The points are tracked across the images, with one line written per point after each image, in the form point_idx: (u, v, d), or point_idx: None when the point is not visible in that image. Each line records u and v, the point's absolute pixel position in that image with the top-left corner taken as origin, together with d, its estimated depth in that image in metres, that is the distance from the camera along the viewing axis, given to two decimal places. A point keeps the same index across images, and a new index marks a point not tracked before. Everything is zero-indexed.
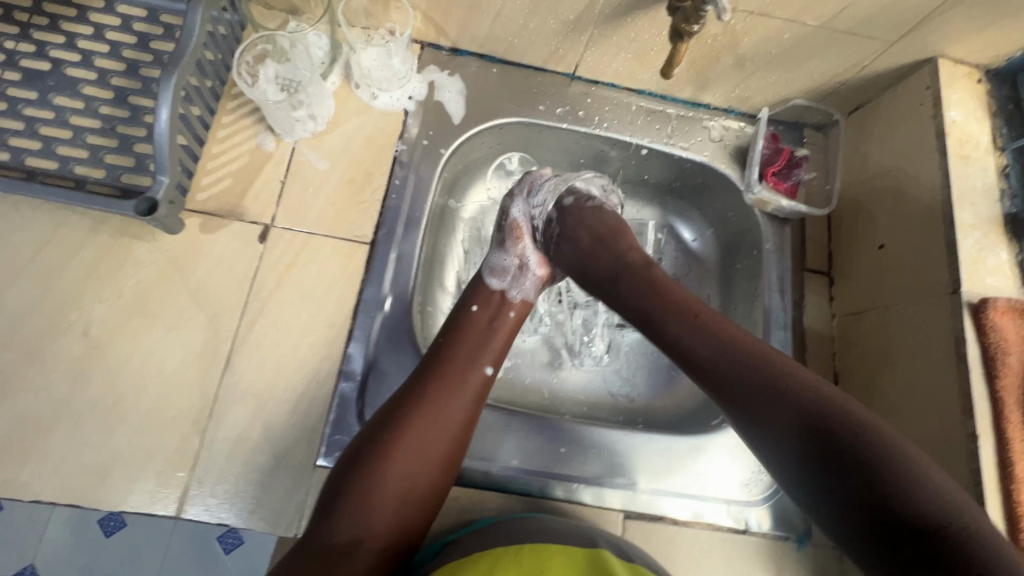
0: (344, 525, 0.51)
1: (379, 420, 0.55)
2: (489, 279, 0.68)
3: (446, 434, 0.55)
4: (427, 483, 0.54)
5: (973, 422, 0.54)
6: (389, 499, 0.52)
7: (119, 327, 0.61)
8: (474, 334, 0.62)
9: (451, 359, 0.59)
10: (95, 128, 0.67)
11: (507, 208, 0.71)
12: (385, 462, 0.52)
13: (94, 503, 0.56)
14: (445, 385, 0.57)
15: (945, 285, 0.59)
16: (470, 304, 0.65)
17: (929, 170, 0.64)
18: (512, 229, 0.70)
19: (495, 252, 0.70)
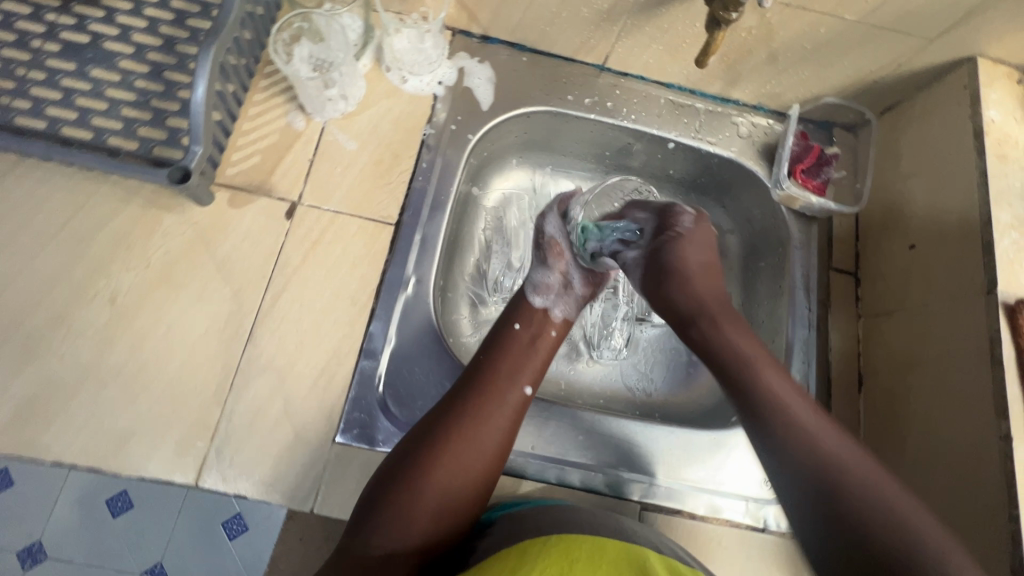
0: (381, 535, 0.52)
1: (420, 433, 0.56)
2: (532, 297, 0.69)
3: (484, 450, 0.56)
4: (464, 499, 0.55)
5: (1007, 424, 0.52)
6: (427, 511, 0.53)
7: (145, 296, 0.61)
8: (515, 351, 0.63)
9: (492, 376, 0.60)
10: (130, 101, 0.68)
11: (541, 227, 0.73)
12: (423, 474, 0.54)
13: (115, 468, 0.56)
14: (486, 402, 0.58)
15: (980, 284, 0.58)
16: (512, 321, 0.67)
17: (966, 169, 0.63)
18: (550, 247, 0.71)
19: (538, 270, 0.71)
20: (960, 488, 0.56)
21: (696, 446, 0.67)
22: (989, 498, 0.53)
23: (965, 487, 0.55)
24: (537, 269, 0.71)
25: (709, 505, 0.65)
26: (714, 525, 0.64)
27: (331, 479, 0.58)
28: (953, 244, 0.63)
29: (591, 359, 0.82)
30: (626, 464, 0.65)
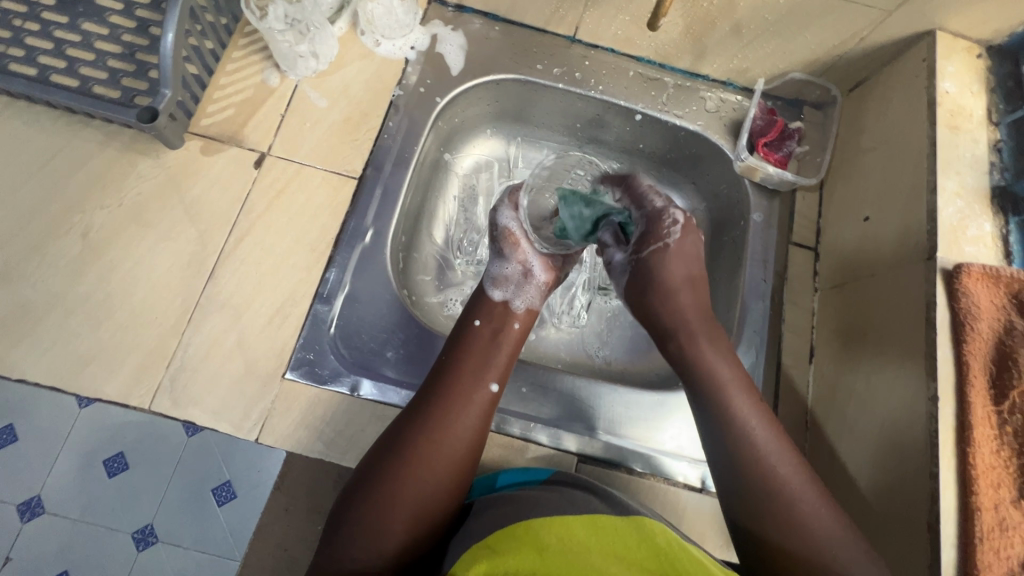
0: (359, 548, 0.51)
1: (389, 444, 0.56)
2: (491, 292, 0.69)
3: (452, 455, 0.56)
4: (437, 512, 0.55)
5: (935, 385, 0.52)
6: (401, 521, 0.53)
7: (116, 232, 0.65)
8: (478, 350, 0.63)
9: (457, 379, 0.59)
10: (116, 52, 0.71)
11: (496, 220, 0.73)
12: (396, 487, 0.53)
13: (76, 388, 0.60)
14: (452, 406, 0.58)
15: (921, 251, 0.58)
16: (473, 320, 0.66)
17: (919, 140, 0.63)
18: (506, 238, 0.72)
19: (495, 263, 0.72)
20: (891, 451, 0.56)
21: (639, 405, 0.68)
22: (914, 458, 0.53)
23: (894, 450, 0.56)
24: (495, 262, 0.72)
25: (648, 461, 0.66)
26: (651, 482, 0.65)
27: (277, 412, 0.61)
28: (901, 215, 0.63)
29: (552, 325, 0.84)
30: (568, 418, 0.67)
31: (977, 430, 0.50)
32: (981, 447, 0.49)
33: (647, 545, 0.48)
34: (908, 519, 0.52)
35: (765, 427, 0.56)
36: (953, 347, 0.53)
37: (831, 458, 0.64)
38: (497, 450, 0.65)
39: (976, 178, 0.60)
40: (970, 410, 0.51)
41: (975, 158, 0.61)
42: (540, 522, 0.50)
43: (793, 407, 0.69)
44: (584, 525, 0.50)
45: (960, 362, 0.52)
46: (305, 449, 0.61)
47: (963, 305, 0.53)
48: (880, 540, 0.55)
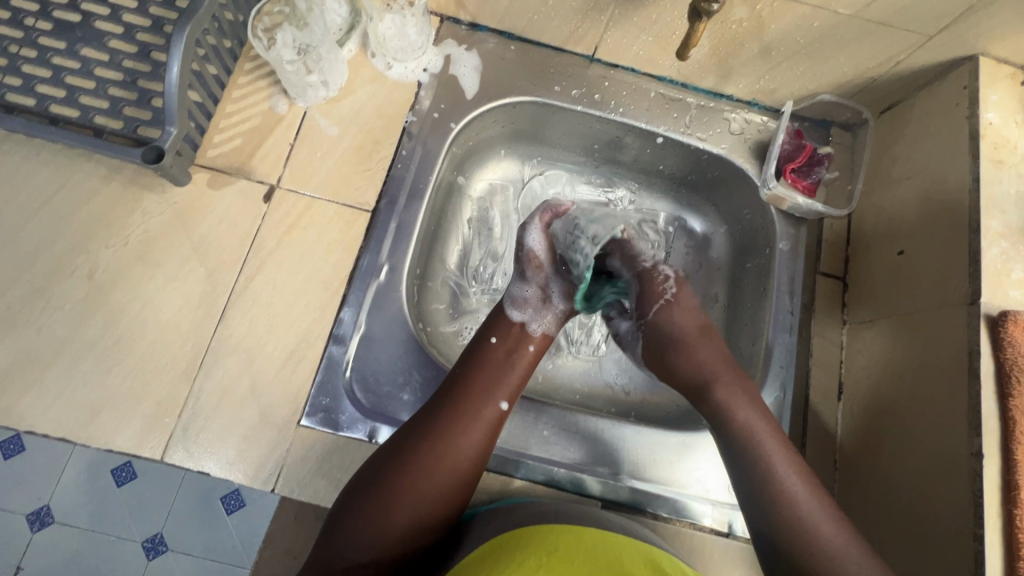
0: (358, 543, 0.51)
1: (393, 447, 0.55)
2: (509, 311, 0.67)
3: (455, 468, 0.54)
4: (437, 516, 0.54)
5: (980, 440, 0.50)
6: (400, 524, 0.52)
7: (122, 272, 0.63)
8: (492, 366, 0.60)
9: (469, 392, 0.58)
10: (117, 80, 0.68)
11: (522, 238, 0.70)
12: (397, 488, 0.52)
13: (83, 440, 0.58)
14: (460, 419, 0.56)
15: (964, 295, 0.56)
16: (489, 335, 0.64)
17: (960, 174, 0.60)
18: (530, 259, 0.69)
19: (516, 283, 0.69)
20: (929, 504, 0.54)
21: (664, 446, 0.66)
22: (956, 516, 0.51)
23: (933, 504, 0.54)
24: (515, 282, 0.69)
25: (674, 506, 0.64)
26: (676, 527, 0.63)
27: (293, 461, 0.59)
28: (940, 252, 0.60)
29: (569, 354, 0.81)
30: (590, 460, 0.65)
31: None
32: None
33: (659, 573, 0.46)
34: None
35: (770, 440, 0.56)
36: (1000, 400, 0.51)
37: (862, 504, 0.62)
38: (519, 494, 0.63)
39: (1022, 216, 0.57)
40: (1018, 470, 0.48)
41: (1020, 194, 0.58)
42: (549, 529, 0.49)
43: (822, 447, 0.68)
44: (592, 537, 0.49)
45: (1007, 419, 0.50)
46: (321, 500, 0.59)
47: (1009, 355, 0.51)
48: None
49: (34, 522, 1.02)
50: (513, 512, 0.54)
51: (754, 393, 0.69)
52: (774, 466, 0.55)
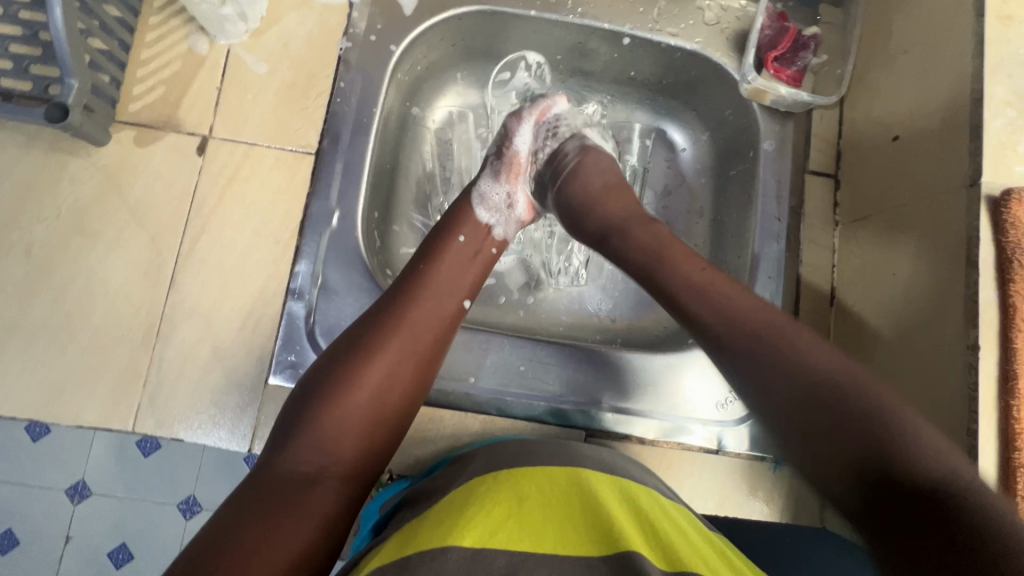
0: (307, 453, 0.45)
1: (347, 346, 0.50)
2: (477, 209, 0.62)
3: (416, 363, 0.51)
4: (393, 412, 0.49)
5: (976, 332, 0.46)
6: (356, 426, 0.47)
7: (61, 247, 0.59)
8: (453, 267, 0.57)
9: (428, 288, 0.54)
10: (17, 36, 0.61)
11: (509, 134, 0.65)
12: (353, 383, 0.48)
13: (53, 419, 0.57)
14: (414, 311, 0.52)
15: (963, 177, 0.50)
16: (457, 234, 0.59)
17: (962, 38, 0.53)
18: (509, 162, 0.64)
19: (487, 180, 0.64)
20: (925, 403, 0.51)
21: (649, 370, 0.64)
22: (950, 413, 0.48)
23: (927, 403, 0.51)
24: (486, 179, 0.64)
25: (661, 428, 0.63)
26: (664, 448, 0.63)
27: (266, 419, 0.58)
28: (937, 135, 0.54)
29: (550, 286, 0.77)
30: (571, 392, 0.63)
31: None
32: None
33: (632, 508, 0.44)
34: None
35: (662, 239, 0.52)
36: (999, 288, 0.47)
37: None
38: (501, 433, 0.62)
39: None
40: (1016, 359, 0.45)
41: None
42: (521, 474, 0.46)
43: None
44: (567, 478, 0.45)
45: (1006, 306, 0.46)
46: None
47: (1011, 239, 0.46)
48: None
49: (74, 494, 0.82)
50: (485, 453, 0.52)
51: None
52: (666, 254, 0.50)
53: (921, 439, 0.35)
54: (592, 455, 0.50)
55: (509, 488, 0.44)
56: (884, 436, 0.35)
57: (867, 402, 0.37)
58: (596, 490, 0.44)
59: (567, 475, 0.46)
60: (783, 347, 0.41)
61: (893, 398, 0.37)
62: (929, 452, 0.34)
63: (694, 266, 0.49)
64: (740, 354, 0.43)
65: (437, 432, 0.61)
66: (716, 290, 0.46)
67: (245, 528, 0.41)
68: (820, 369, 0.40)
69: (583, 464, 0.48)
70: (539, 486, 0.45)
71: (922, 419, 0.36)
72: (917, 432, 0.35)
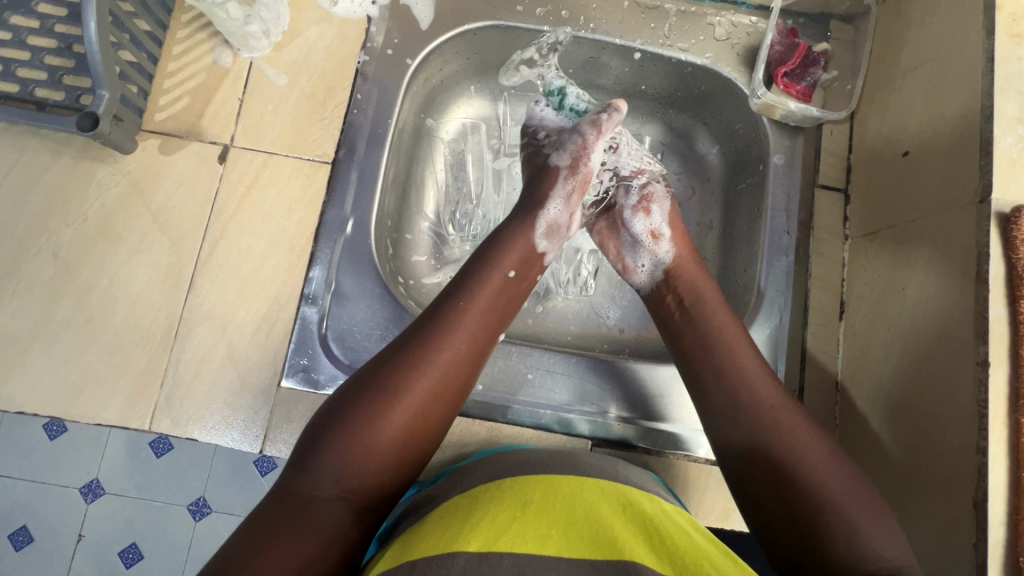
0: (328, 481, 0.46)
1: (382, 377, 0.49)
2: (539, 235, 0.62)
3: (445, 399, 0.51)
4: (418, 447, 0.49)
5: (986, 348, 0.46)
6: (380, 459, 0.47)
7: (85, 250, 0.61)
8: (491, 299, 0.56)
9: (465, 325, 0.53)
10: (52, 48, 0.64)
11: (585, 152, 0.65)
12: (382, 418, 0.47)
13: (73, 417, 0.59)
14: (450, 346, 0.51)
15: (973, 193, 0.50)
16: (505, 267, 0.58)
17: (972, 55, 0.53)
18: (581, 183, 0.65)
19: (556, 201, 0.63)
20: (936, 419, 0.51)
21: (654, 379, 0.64)
22: (960, 428, 0.48)
23: (937, 419, 0.50)
24: (554, 200, 0.64)
25: (668, 438, 0.63)
26: (670, 458, 0.63)
27: (278, 422, 0.59)
28: (947, 151, 0.54)
29: (559, 295, 0.78)
30: (577, 401, 0.64)
31: None
32: None
33: (635, 516, 0.44)
34: (953, 493, 0.47)
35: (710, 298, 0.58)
36: (1011, 304, 0.46)
37: (863, 425, 0.60)
38: (508, 441, 0.63)
39: None
40: None
41: None
42: (523, 480, 0.46)
43: (822, 369, 0.65)
44: (570, 486, 0.46)
45: (1017, 322, 0.46)
46: None
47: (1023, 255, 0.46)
48: (910, 511, 0.52)
49: (88, 493, 0.82)
50: (489, 462, 0.52)
51: (747, 320, 0.66)
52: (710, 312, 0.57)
53: (872, 537, 0.44)
54: (595, 463, 0.51)
55: (511, 494, 0.45)
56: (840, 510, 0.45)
57: (843, 517, 0.45)
58: (598, 502, 0.45)
59: (572, 481, 0.46)
60: (768, 427, 0.49)
61: (864, 511, 0.45)
62: (880, 550, 0.44)
63: (738, 332, 0.55)
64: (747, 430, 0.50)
65: (444, 438, 0.62)
66: (755, 380, 0.52)
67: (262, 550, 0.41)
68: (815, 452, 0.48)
69: (585, 473, 0.49)
70: (541, 491, 0.45)
71: (881, 526, 0.44)
72: (859, 515, 0.45)
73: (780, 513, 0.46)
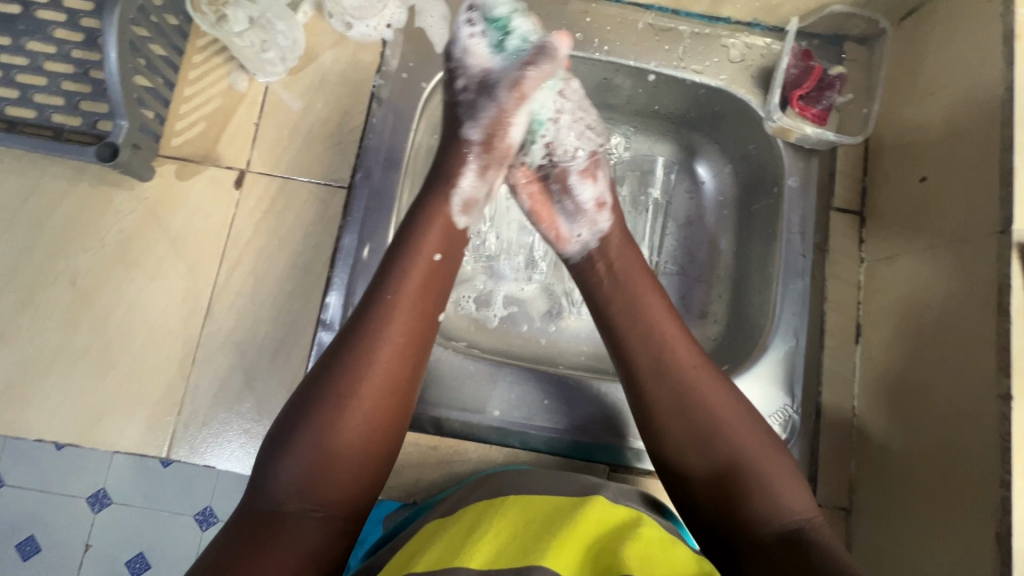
0: (279, 501, 0.46)
1: (316, 386, 0.48)
2: (456, 212, 0.57)
3: (382, 396, 0.48)
4: (365, 449, 0.48)
5: (1008, 381, 0.46)
6: (328, 471, 0.46)
7: (103, 276, 0.62)
8: (424, 283, 0.52)
9: (392, 317, 0.50)
10: (69, 73, 0.64)
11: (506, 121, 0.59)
12: (320, 429, 0.46)
13: (91, 444, 0.59)
14: (375, 341, 0.49)
15: (993, 224, 0.50)
16: (430, 250, 0.53)
17: (991, 84, 0.53)
18: (501, 154, 0.59)
19: (469, 175, 0.58)
20: (956, 450, 0.51)
21: None
22: (981, 460, 0.48)
23: (956, 450, 0.51)
24: (468, 172, 0.58)
25: None
26: None
27: None
28: (965, 179, 0.54)
29: (573, 315, 0.78)
30: (593, 426, 0.63)
31: None
32: None
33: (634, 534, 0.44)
34: (974, 525, 0.47)
35: (638, 286, 0.55)
36: None
37: (881, 451, 0.60)
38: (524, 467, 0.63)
39: None
40: None
41: None
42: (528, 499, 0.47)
43: (838, 393, 0.65)
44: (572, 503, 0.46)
45: None
46: None
47: None
48: (929, 542, 0.52)
49: (93, 504, 0.81)
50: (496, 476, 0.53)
51: (763, 344, 0.66)
52: (640, 300, 0.54)
53: (787, 502, 0.46)
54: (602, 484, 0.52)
55: (516, 511, 0.46)
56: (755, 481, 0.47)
57: (761, 490, 0.47)
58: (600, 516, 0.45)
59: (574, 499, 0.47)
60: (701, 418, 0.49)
61: (780, 479, 0.47)
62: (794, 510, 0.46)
63: (662, 314, 0.54)
64: (675, 422, 0.49)
65: (461, 464, 0.62)
66: (680, 369, 0.51)
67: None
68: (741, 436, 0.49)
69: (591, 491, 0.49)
70: (544, 509, 0.46)
71: (791, 489, 0.47)
72: (780, 490, 0.47)
73: (709, 499, 0.48)
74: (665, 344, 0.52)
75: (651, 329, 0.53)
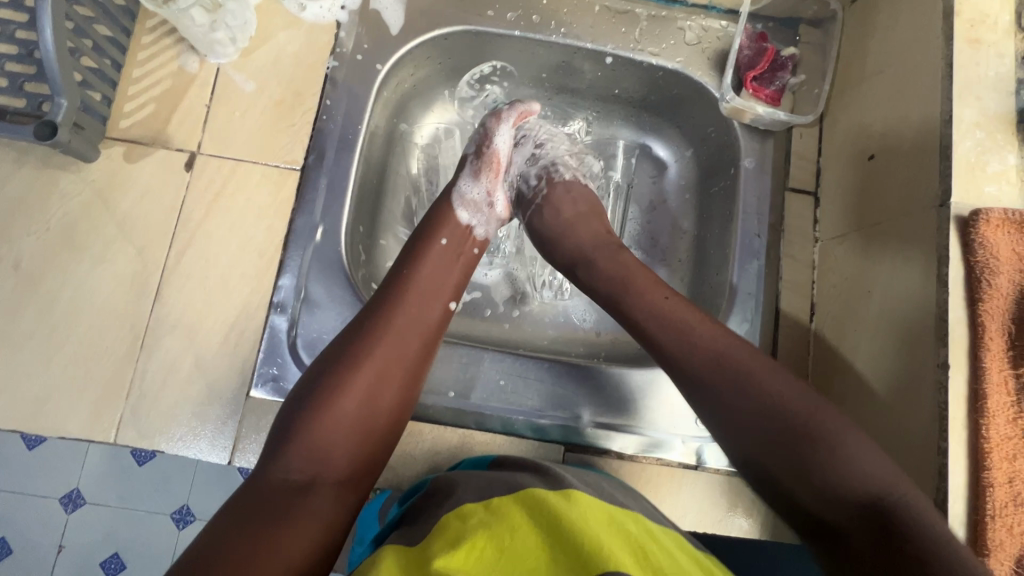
0: (297, 461, 0.46)
1: (336, 352, 0.50)
2: (459, 210, 0.63)
3: (400, 364, 0.51)
4: (382, 415, 0.50)
5: (946, 350, 0.47)
6: (347, 433, 0.48)
7: (48, 260, 0.60)
8: (437, 266, 0.58)
9: (411, 292, 0.55)
10: (13, 54, 0.63)
11: (490, 131, 0.66)
12: (340, 391, 0.48)
13: (36, 430, 0.58)
14: (396, 314, 0.53)
15: (933, 197, 0.51)
16: (437, 237, 0.60)
17: (932, 61, 0.54)
18: (489, 160, 0.66)
19: (466, 180, 0.66)
20: (900, 422, 0.51)
21: (627, 385, 0.64)
22: (921, 430, 0.48)
23: (899, 423, 0.51)
24: (465, 178, 0.66)
25: (640, 443, 0.63)
26: (643, 463, 0.63)
27: (247, 433, 0.59)
28: (909, 155, 0.55)
29: (535, 299, 0.78)
30: (549, 406, 0.63)
31: (993, 398, 0.45)
32: (996, 418, 0.44)
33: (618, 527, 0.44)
34: None
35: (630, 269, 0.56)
36: (969, 306, 0.47)
37: None
38: (480, 448, 0.62)
39: (1000, 100, 0.50)
40: (985, 377, 0.45)
41: (1000, 76, 0.51)
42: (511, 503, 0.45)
43: (791, 371, 0.66)
44: (554, 498, 0.45)
45: (975, 324, 0.46)
46: None
47: (980, 258, 0.47)
48: None
49: (67, 503, 0.78)
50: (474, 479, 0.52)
51: None
52: (635, 284, 0.55)
53: (860, 464, 0.43)
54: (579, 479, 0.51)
55: (499, 517, 0.44)
56: (822, 434, 0.44)
57: (827, 442, 0.44)
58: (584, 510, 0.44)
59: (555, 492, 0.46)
60: (728, 385, 0.47)
61: (849, 439, 0.44)
62: (871, 475, 0.42)
63: (660, 294, 0.54)
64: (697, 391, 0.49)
65: (416, 446, 0.62)
66: (693, 336, 0.50)
67: (232, 540, 0.40)
68: (786, 398, 0.46)
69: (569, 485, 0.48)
70: (526, 511, 0.44)
71: (860, 445, 0.44)
72: (852, 453, 0.43)
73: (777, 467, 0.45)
74: (669, 315, 0.52)
75: (650, 308, 0.53)
